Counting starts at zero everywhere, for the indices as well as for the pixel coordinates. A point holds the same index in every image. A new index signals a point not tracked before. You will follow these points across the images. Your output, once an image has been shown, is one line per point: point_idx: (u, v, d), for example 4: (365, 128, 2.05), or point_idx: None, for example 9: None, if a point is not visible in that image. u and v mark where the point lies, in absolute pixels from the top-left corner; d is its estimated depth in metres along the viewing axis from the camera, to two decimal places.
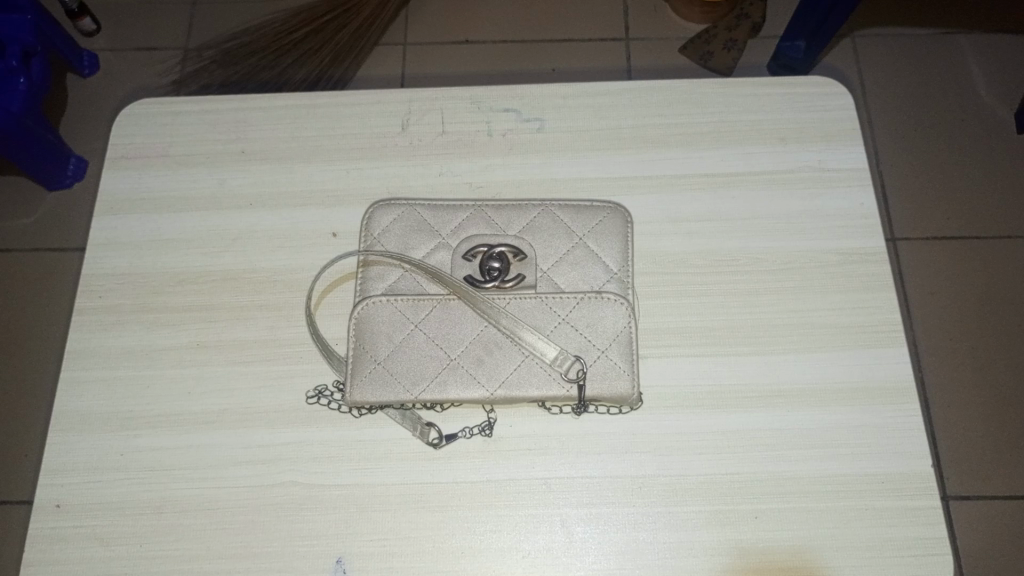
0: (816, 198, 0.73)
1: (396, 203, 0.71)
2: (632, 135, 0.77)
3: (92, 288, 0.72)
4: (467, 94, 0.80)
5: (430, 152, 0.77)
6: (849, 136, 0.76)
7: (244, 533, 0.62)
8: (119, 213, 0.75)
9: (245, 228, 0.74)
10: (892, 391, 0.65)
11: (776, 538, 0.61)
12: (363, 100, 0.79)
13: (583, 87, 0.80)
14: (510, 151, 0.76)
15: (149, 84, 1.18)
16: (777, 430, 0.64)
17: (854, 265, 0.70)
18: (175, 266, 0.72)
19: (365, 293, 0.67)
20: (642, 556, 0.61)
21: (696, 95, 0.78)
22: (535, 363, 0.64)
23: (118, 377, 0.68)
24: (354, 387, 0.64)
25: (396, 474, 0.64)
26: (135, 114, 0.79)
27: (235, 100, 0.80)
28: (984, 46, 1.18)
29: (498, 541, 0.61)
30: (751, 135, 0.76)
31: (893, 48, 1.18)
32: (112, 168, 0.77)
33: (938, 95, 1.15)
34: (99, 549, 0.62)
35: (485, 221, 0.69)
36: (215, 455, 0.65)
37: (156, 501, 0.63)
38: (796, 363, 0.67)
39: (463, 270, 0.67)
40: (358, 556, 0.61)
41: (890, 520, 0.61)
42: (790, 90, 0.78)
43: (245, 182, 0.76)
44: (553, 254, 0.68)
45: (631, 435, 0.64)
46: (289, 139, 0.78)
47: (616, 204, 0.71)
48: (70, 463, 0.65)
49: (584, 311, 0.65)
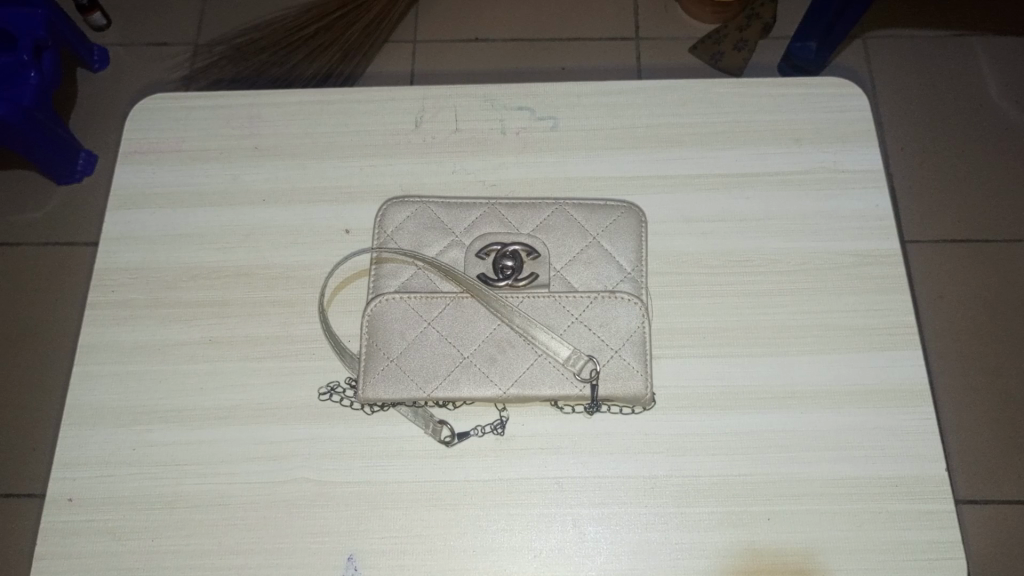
0: (830, 199, 0.73)
1: (410, 201, 0.70)
2: (646, 135, 0.76)
3: (105, 283, 0.72)
4: (481, 92, 0.79)
5: (444, 149, 0.77)
6: (864, 137, 0.76)
7: (256, 528, 0.62)
8: (132, 207, 0.75)
9: (258, 224, 0.74)
10: (907, 395, 0.65)
11: (789, 539, 0.61)
12: (377, 96, 0.79)
13: (596, 86, 0.79)
14: (524, 149, 0.76)
15: (161, 79, 1.18)
16: (790, 431, 0.64)
17: (868, 267, 0.70)
18: (188, 261, 0.72)
19: (378, 290, 0.68)
20: (654, 557, 0.60)
21: (709, 95, 0.78)
22: (547, 362, 0.64)
23: (130, 371, 0.68)
24: (365, 384, 0.64)
25: (408, 471, 0.64)
26: (148, 109, 0.79)
27: (248, 95, 0.80)
28: (996, 50, 1.17)
29: (509, 541, 0.61)
30: (765, 135, 0.76)
31: (903, 50, 1.18)
32: (124, 163, 0.77)
33: (951, 97, 1.14)
34: (111, 543, 0.62)
35: (499, 219, 0.69)
36: (227, 450, 0.65)
37: (168, 496, 0.64)
38: (809, 364, 0.66)
39: (477, 268, 0.67)
40: (371, 553, 0.61)
41: (904, 523, 0.61)
42: (805, 90, 0.78)
43: (259, 177, 0.76)
44: (567, 253, 0.68)
45: (643, 435, 0.64)
46: (301, 136, 0.78)
47: (630, 204, 0.71)
48: (82, 457, 0.65)
49: (597, 310, 0.65)
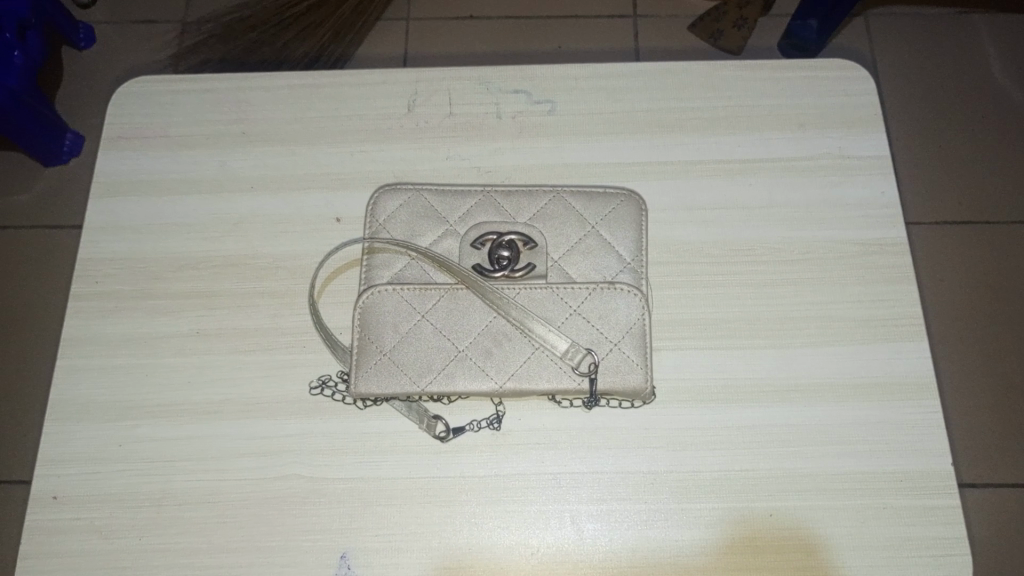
0: (836, 186, 0.71)
1: (403, 188, 0.68)
2: (646, 119, 0.74)
3: (89, 274, 0.69)
4: (476, 75, 0.77)
5: (437, 135, 0.74)
6: (870, 122, 0.74)
7: (247, 526, 0.61)
8: (116, 195, 0.72)
9: (246, 212, 0.71)
10: (912, 388, 0.64)
11: (791, 536, 0.60)
12: (368, 79, 0.76)
13: (595, 69, 0.77)
14: (521, 135, 0.74)
15: (147, 59, 1.15)
16: (793, 426, 0.63)
17: (873, 257, 0.68)
18: (175, 251, 0.70)
19: (370, 281, 0.65)
20: (654, 555, 0.59)
21: (711, 78, 0.76)
22: (545, 356, 0.62)
23: (117, 365, 0.66)
24: (358, 378, 0.62)
25: (402, 468, 0.62)
26: (133, 92, 0.77)
27: (235, 77, 0.77)
28: (1000, 30, 1.15)
29: (506, 537, 0.60)
30: (769, 120, 0.74)
31: (907, 30, 1.15)
32: (107, 149, 0.74)
33: (955, 77, 1.11)
34: (97, 542, 0.61)
35: (495, 208, 0.67)
36: (217, 446, 0.63)
37: (157, 493, 0.62)
38: (813, 356, 0.65)
39: (472, 258, 0.65)
40: (365, 551, 0.60)
41: (909, 519, 0.60)
42: (810, 73, 0.76)
43: (248, 163, 0.73)
44: (565, 243, 0.66)
45: (643, 429, 0.63)
46: (290, 121, 0.75)
47: (630, 191, 0.68)
48: (67, 454, 0.63)
49: (596, 302, 0.63)
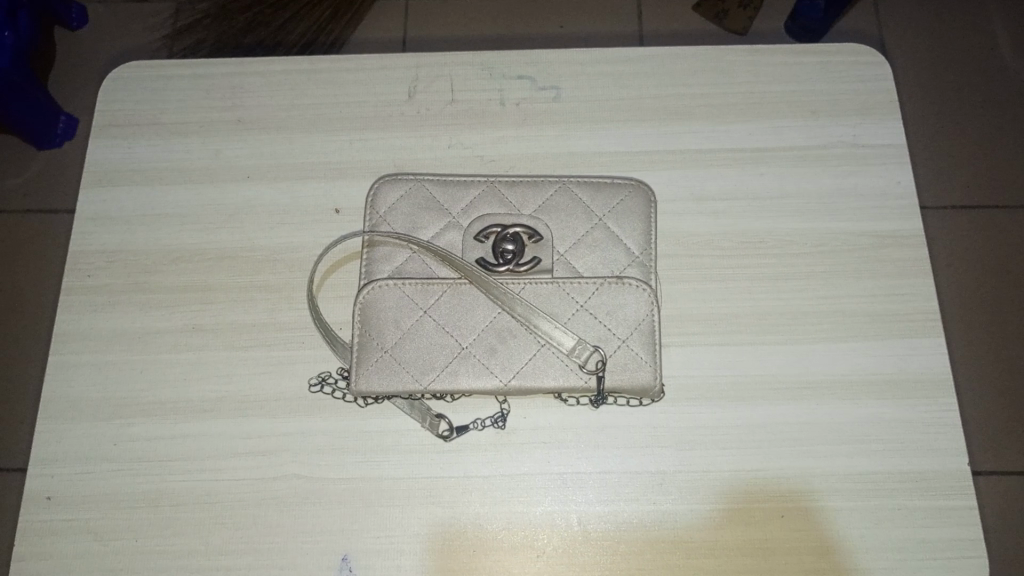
0: (850, 176, 0.69)
1: (403, 178, 0.66)
2: (654, 106, 0.72)
3: (80, 267, 0.67)
4: (478, 60, 0.74)
5: (439, 123, 0.72)
6: (886, 109, 0.71)
7: (245, 527, 0.59)
8: (108, 185, 0.70)
9: (242, 203, 0.69)
10: (927, 385, 0.62)
11: (803, 538, 0.58)
12: (367, 64, 0.74)
13: (602, 53, 0.74)
14: (525, 122, 0.71)
15: (140, 40, 1.12)
16: (806, 423, 0.61)
17: (888, 249, 0.66)
18: (169, 243, 0.68)
19: (370, 275, 0.63)
20: (664, 558, 0.58)
21: (722, 63, 0.73)
22: (551, 353, 0.60)
23: (111, 362, 0.64)
24: (358, 375, 0.60)
25: (404, 467, 0.61)
26: (123, 77, 0.74)
27: (229, 62, 0.74)
28: (1015, 11, 1.11)
29: (511, 538, 0.59)
30: (782, 107, 0.71)
31: (918, 13, 1.12)
32: (98, 137, 0.72)
33: (968, 60, 1.08)
34: (92, 543, 0.59)
35: (499, 199, 0.65)
36: (214, 445, 0.62)
37: (153, 493, 0.61)
38: (826, 352, 0.63)
39: (476, 252, 0.63)
40: (366, 553, 0.58)
41: (923, 520, 0.58)
42: (824, 58, 0.73)
43: (243, 152, 0.71)
44: (571, 236, 0.64)
45: (651, 427, 0.61)
46: (286, 108, 0.72)
47: (638, 181, 0.66)
48: (61, 453, 0.62)
49: (604, 297, 0.61)
